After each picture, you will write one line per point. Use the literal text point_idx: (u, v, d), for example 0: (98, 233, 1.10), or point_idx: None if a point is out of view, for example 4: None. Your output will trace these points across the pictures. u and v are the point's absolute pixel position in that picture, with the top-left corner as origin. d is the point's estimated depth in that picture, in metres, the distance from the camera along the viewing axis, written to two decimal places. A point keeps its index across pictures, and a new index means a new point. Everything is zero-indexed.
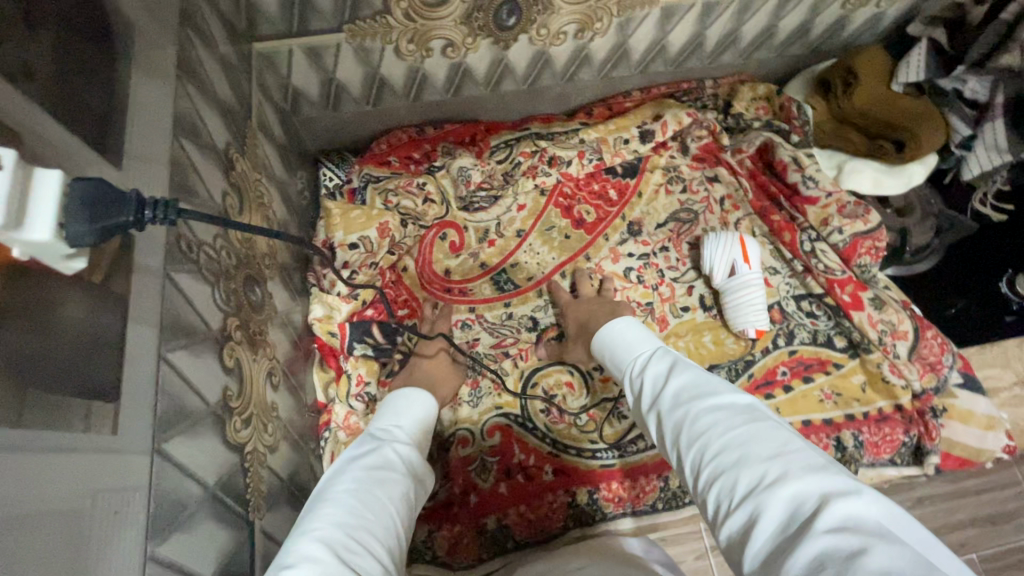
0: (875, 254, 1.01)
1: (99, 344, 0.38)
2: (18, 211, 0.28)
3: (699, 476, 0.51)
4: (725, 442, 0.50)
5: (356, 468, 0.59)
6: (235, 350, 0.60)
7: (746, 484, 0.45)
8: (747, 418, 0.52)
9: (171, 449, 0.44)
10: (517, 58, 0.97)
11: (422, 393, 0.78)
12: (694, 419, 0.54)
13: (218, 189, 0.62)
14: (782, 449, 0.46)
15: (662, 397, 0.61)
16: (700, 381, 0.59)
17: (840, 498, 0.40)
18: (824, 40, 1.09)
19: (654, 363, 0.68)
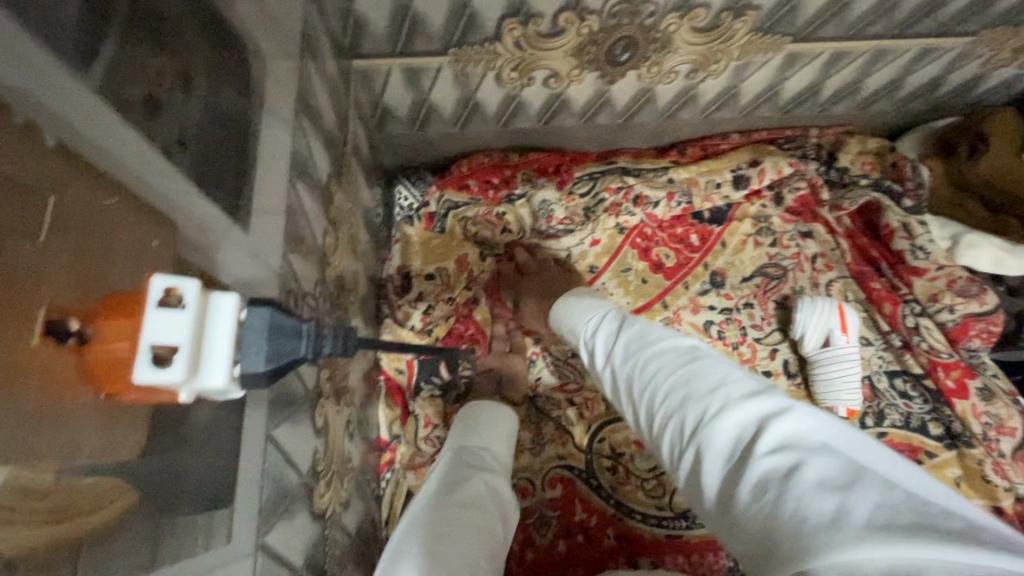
0: (987, 338, 0.92)
1: (224, 439, 0.34)
2: (193, 353, 0.22)
3: (652, 421, 0.50)
4: (668, 383, 0.49)
5: (450, 500, 0.57)
6: (324, 406, 0.56)
7: (693, 421, 0.44)
8: (688, 357, 0.50)
9: (273, 541, 0.41)
10: (619, 93, 0.91)
11: (506, 416, 0.76)
12: (643, 366, 0.53)
13: (320, 230, 0.58)
14: (722, 381, 0.46)
15: (612, 351, 0.59)
16: (643, 329, 0.57)
17: (780, 421, 0.39)
18: (950, 97, 1.00)
19: (600, 320, 0.65)
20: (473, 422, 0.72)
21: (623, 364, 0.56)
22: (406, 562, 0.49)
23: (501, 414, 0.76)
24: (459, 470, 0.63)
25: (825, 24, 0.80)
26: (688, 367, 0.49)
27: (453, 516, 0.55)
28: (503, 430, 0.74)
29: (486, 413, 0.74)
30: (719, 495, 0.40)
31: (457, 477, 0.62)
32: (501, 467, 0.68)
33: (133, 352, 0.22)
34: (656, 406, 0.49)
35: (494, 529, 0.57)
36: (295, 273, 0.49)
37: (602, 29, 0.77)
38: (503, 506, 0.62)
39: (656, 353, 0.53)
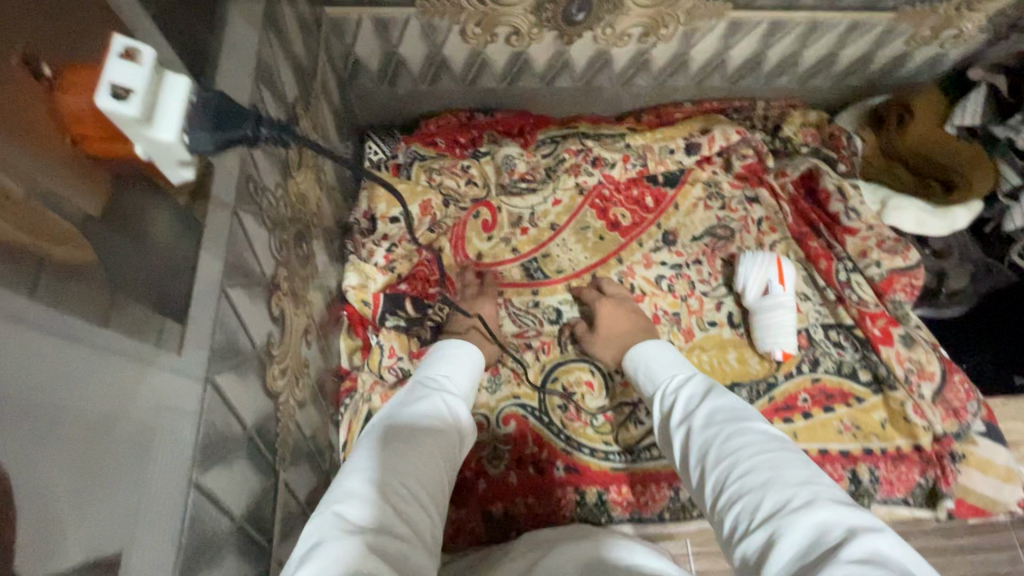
0: (909, 292, 1.01)
1: (177, 263, 0.38)
2: (149, 108, 0.31)
3: (721, 492, 0.56)
4: (752, 462, 0.55)
5: (406, 417, 0.59)
6: (281, 299, 0.60)
7: (770, 505, 0.50)
8: (778, 448, 0.56)
9: (222, 383, 0.44)
10: (578, 54, 0.97)
11: (467, 350, 0.76)
12: (726, 439, 0.59)
13: (283, 140, 0.63)
14: (811, 479, 0.51)
15: (694, 415, 0.66)
16: (737, 407, 0.64)
17: (863, 532, 0.44)
18: (881, 74, 1.10)
19: (690, 386, 0.72)
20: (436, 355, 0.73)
21: (704, 432, 0.62)
22: (357, 466, 0.52)
23: (465, 350, 0.76)
24: (418, 392, 0.65)
25: None
26: (776, 457, 0.55)
27: (406, 428, 0.57)
28: (469, 368, 0.74)
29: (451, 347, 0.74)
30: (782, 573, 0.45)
31: (417, 397, 0.63)
32: (462, 393, 0.69)
33: (93, 97, 0.29)
34: (733, 478, 0.55)
35: (449, 441, 0.59)
36: (255, 162, 0.53)
37: None
38: (462, 422, 0.64)
39: (742, 431, 0.59)
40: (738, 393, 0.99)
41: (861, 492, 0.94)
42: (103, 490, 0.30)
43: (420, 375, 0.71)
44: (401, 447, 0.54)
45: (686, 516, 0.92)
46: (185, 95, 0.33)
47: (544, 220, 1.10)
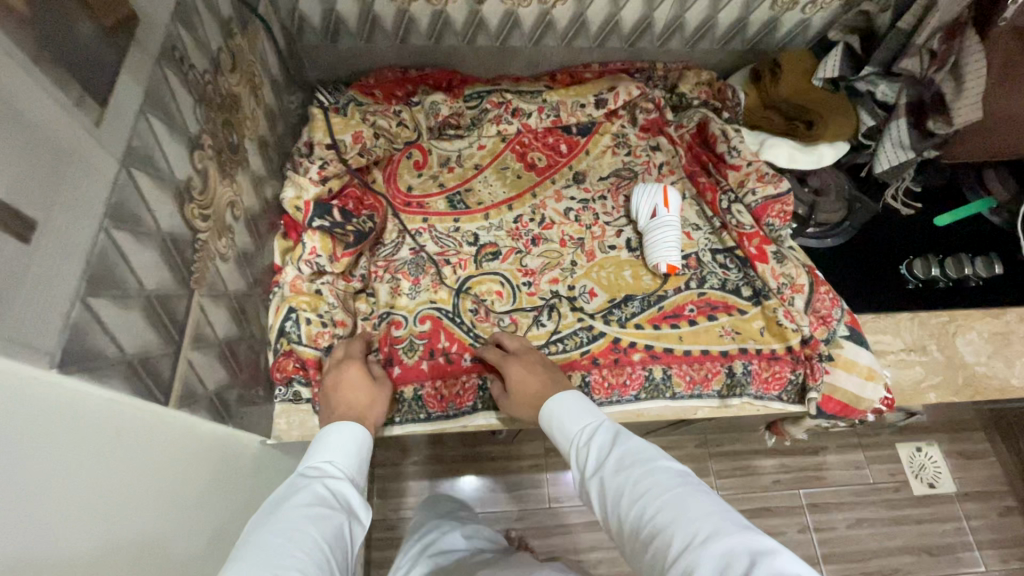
0: (784, 217, 1.15)
1: (102, 64, 0.54)
2: None
3: (639, 535, 0.62)
4: (663, 504, 0.61)
5: (284, 517, 0.64)
6: (205, 158, 0.75)
7: (680, 541, 0.57)
8: (681, 483, 0.63)
9: (138, 176, 0.59)
10: (490, 14, 1.15)
11: (359, 424, 0.84)
12: (636, 485, 0.65)
13: (216, 42, 0.79)
14: (715, 510, 0.59)
15: (605, 465, 0.71)
16: (646, 450, 0.69)
17: (763, 555, 0.53)
18: (760, 38, 1.28)
19: (598, 433, 0.76)
20: (318, 441, 0.79)
21: (615, 480, 0.67)
22: (236, 573, 0.55)
23: (356, 426, 0.84)
24: (300, 486, 0.71)
25: None
26: (683, 492, 0.62)
27: (288, 527, 0.63)
28: (351, 444, 0.80)
29: (334, 428, 0.81)
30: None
31: (296, 492, 0.69)
32: (347, 472, 0.76)
33: None
34: (647, 521, 0.61)
35: (332, 526, 0.66)
36: (183, 40, 0.69)
37: None
38: (348, 507, 0.72)
39: (649, 473, 0.65)
40: (631, 303, 1.12)
41: (734, 383, 1.06)
42: (30, 172, 0.44)
43: (302, 467, 0.76)
44: (276, 547, 0.59)
45: None
46: None
47: (469, 162, 1.25)
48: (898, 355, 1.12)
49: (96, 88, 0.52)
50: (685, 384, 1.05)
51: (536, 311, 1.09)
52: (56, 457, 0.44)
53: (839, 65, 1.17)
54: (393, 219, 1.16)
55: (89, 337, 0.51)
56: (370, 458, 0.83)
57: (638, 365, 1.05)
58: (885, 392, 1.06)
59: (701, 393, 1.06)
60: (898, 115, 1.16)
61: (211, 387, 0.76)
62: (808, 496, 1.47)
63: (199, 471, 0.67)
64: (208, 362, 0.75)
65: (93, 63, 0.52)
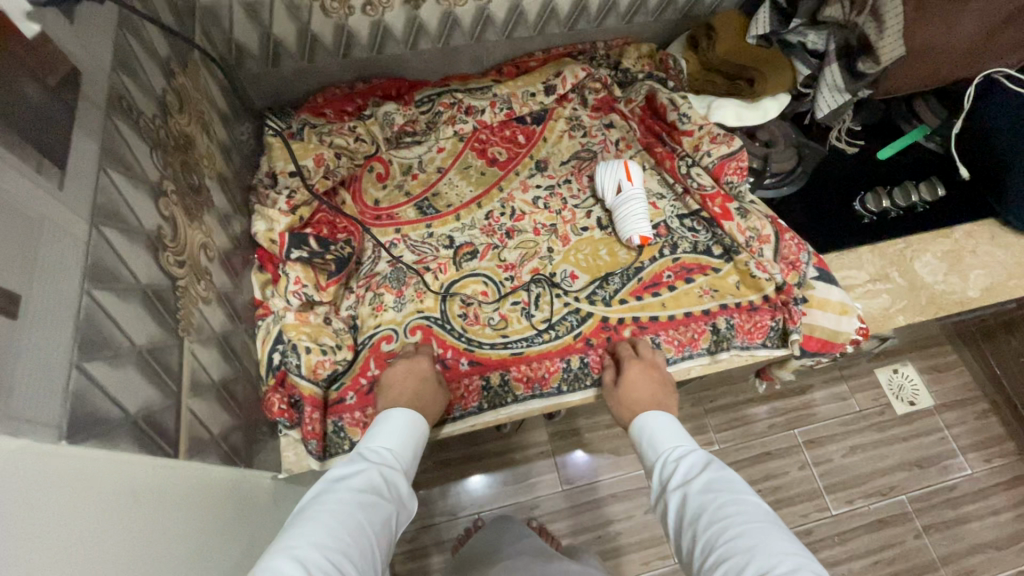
0: (740, 173, 1.19)
1: (55, 125, 0.52)
2: None
3: (710, 555, 0.63)
4: (745, 532, 0.62)
5: (337, 497, 0.67)
6: (170, 205, 0.73)
7: (754, 573, 0.57)
8: (767, 521, 0.63)
9: (110, 232, 0.58)
10: (428, 17, 1.15)
11: (410, 412, 0.87)
12: (720, 507, 0.66)
13: (159, 85, 0.77)
14: (798, 554, 0.58)
15: (692, 483, 0.72)
16: (733, 481, 0.70)
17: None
18: (691, 6, 1.31)
19: (688, 455, 0.78)
20: (377, 426, 0.82)
21: (700, 500, 0.69)
22: (292, 544, 0.59)
23: (411, 413, 0.87)
24: (358, 466, 0.74)
25: None
26: (766, 531, 0.61)
27: (341, 505, 0.66)
28: (410, 440, 0.83)
29: (395, 415, 0.85)
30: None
31: (353, 471, 0.73)
32: (403, 465, 0.79)
33: None
34: (722, 543, 0.62)
35: (382, 516, 0.69)
36: (128, 89, 0.68)
37: None
38: (399, 498, 0.74)
39: (734, 503, 0.66)
40: (612, 280, 1.15)
41: (721, 339, 1.10)
42: (1, 245, 0.43)
43: (362, 447, 0.80)
44: (327, 521, 0.63)
45: (581, 384, 1.06)
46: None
47: (430, 165, 1.25)
48: (864, 286, 1.19)
49: (51, 151, 0.51)
50: (675, 349, 1.09)
51: (522, 303, 1.11)
52: (82, 526, 0.44)
53: (770, 21, 1.20)
54: (366, 237, 1.15)
55: (92, 402, 0.51)
56: (422, 453, 0.86)
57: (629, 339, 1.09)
58: (859, 323, 1.11)
59: (691, 353, 1.10)
60: (829, 61, 1.22)
61: (216, 431, 0.75)
62: (803, 433, 1.54)
63: (221, 516, 0.67)
64: (209, 408, 0.74)
65: (45, 124, 0.51)
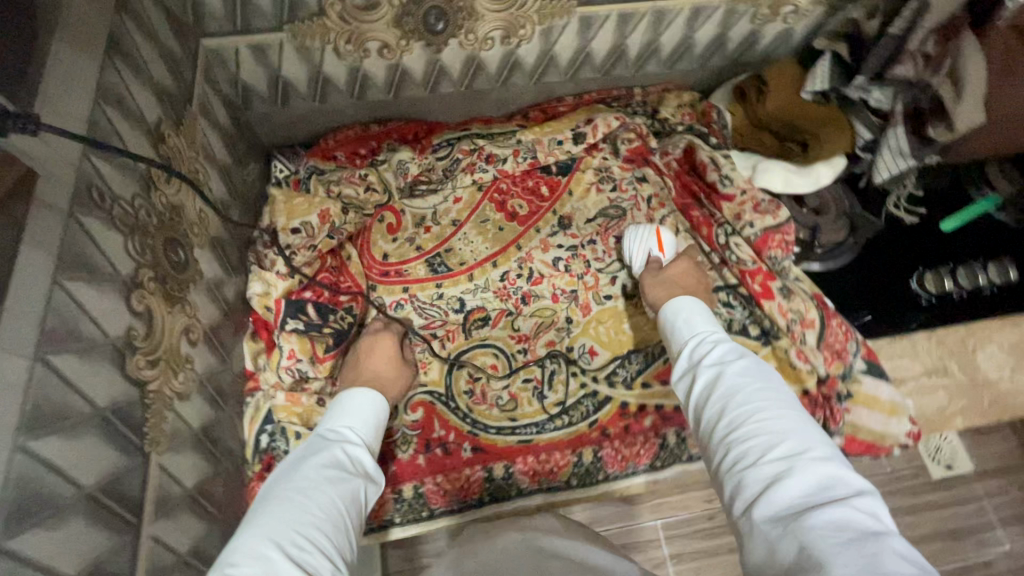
0: (785, 247, 1.08)
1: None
2: None
3: (733, 431, 0.60)
4: (783, 416, 0.59)
5: (302, 476, 0.67)
6: (146, 297, 0.66)
7: (785, 451, 0.55)
8: (799, 411, 0.61)
9: (58, 363, 0.51)
10: (450, 61, 1.05)
11: (375, 391, 0.87)
12: (756, 391, 0.62)
13: (143, 155, 0.69)
14: (830, 447, 0.56)
15: (726, 364, 0.68)
16: (768, 370, 0.67)
17: (873, 496, 0.50)
18: (741, 53, 1.18)
19: (723, 342, 0.74)
20: (334, 407, 0.81)
21: (733, 380, 0.65)
22: (258, 526, 0.58)
23: (370, 393, 0.87)
24: (318, 447, 0.74)
25: None
26: (803, 422, 0.58)
27: (307, 482, 0.66)
28: (371, 418, 0.83)
29: (353, 394, 0.84)
30: (782, 510, 0.50)
31: (316, 452, 0.72)
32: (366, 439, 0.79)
33: None
34: (754, 420, 0.59)
35: (349, 488, 0.69)
36: (100, 173, 0.60)
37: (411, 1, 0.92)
38: (366, 472, 0.74)
39: (774, 391, 0.62)
40: (634, 360, 1.04)
41: None
42: None
43: (323, 428, 0.79)
44: (297, 502, 0.62)
45: (592, 480, 0.98)
46: None
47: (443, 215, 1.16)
48: (917, 380, 1.08)
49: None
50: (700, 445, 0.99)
51: (535, 381, 1.02)
52: None
53: (828, 77, 1.08)
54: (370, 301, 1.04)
55: None
56: (384, 428, 0.86)
57: (650, 432, 1.00)
58: (910, 425, 1.02)
59: None
60: (894, 123, 1.06)
61: (185, 547, 0.68)
62: None
63: None
64: (177, 522, 0.67)
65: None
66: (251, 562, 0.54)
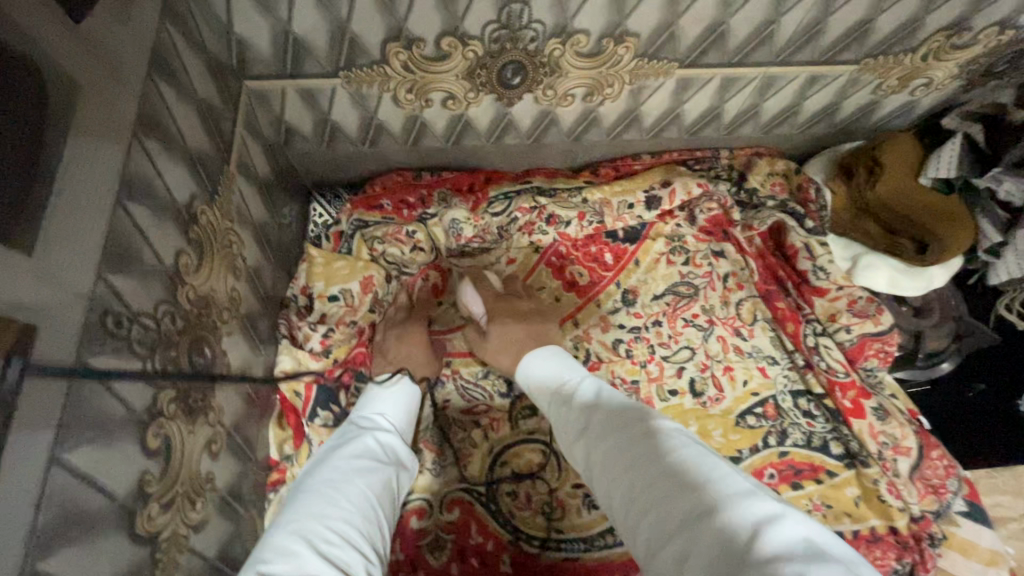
0: (883, 357, 0.96)
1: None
2: None
3: (636, 517, 0.54)
4: (663, 475, 0.54)
5: (332, 469, 0.67)
6: (164, 426, 0.55)
7: (679, 517, 0.49)
8: (679, 450, 0.56)
9: (52, 567, 0.41)
10: (521, 115, 0.92)
11: (411, 380, 0.85)
12: (632, 458, 0.58)
13: (170, 249, 0.59)
14: (707, 476, 0.51)
15: (601, 437, 0.64)
16: (627, 413, 0.64)
17: (766, 523, 0.44)
18: (851, 122, 1.03)
19: (594, 401, 0.70)
20: (365, 397, 0.80)
21: (611, 457, 0.61)
22: (291, 522, 0.58)
23: (408, 379, 0.85)
24: (350, 436, 0.73)
25: (706, 52, 0.81)
26: (676, 464, 0.54)
27: (337, 475, 0.65)
28: (406, 405, 0.81)
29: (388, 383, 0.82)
30: None
31: (348, 442, 0.72)
32: (397, 426, 0.77)
33: None
34: (646, 498, 0.54)
35: (379, 480, 0.68)
36: (119, 294, 0.50)
37: (488, 54, 0.78)
38: (397, 461, 0.73)
39: (641, 444, 0.58)
40: None
41: None
42: None
43: (355, 416, 0.78)
44: (328, 494, 0.62)
45: None
46: None
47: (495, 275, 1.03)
48: None
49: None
50: None
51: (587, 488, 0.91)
52: None
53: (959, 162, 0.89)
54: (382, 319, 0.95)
55: None
56: (419, 415, 0.84)
57: None
58: None
59: None
60: None
61: None
62: None
63: None
64: None
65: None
66: (282, 558, 0.53)
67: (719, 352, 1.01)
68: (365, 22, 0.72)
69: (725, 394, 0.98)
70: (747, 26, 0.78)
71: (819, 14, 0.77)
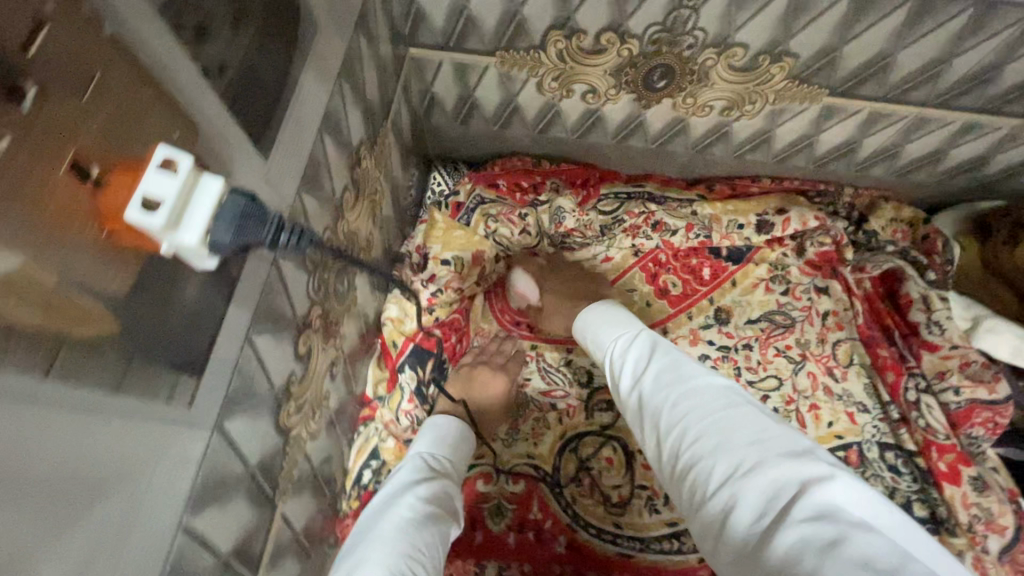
0: (992, 428, 0.91)
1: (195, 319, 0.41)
2: (177, 217, 0.33)
3: (676, 461, 0.58)
4: (708, 427, 0.56)
5: (395, 510, 0.66)
6: (310, 337, 0.62)
7: (724, 471, 0.52)
8: (724, 405, 0.58)
9: (230, 427, 0.47)
10: (654, 119, 0.94)
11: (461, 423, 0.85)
12: (674, 405, 0.60)
13: (340, 183, 0.65)
14: (762, 437, 0.53)
15: (643, 382, 0.66)
16: (680, 365, 0.65)
17: (815, 487, 0.46)
18: (995, 180, 0.99)
19: (635, 345, 0.72)
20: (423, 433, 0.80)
21: (655, 403, 0.63)
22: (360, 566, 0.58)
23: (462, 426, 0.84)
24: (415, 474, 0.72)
25: (863, 82, 0.81)
26: (720, 420, 0.56)
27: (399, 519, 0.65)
28: (461, 451, 0.80)
29: (443, 424, 0.82)
30: (744, 536, 0.48)
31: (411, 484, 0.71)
32: (454, 472, 0.76)
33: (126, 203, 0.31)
34: (687, 446, 0.57)
35: (439, 529, 0.67)
36: (306, 211, 0.56)
37: (642, 54, 0.81)
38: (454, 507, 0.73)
39: (687, 394, 0.61)
40: None
41: None
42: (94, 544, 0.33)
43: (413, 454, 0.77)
44: (392, 541, 0.61)
45: None
46: (216, 195, 0.34)
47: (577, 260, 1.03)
48: None
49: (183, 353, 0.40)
50: None
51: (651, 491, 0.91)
52: None
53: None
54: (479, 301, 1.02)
55: None
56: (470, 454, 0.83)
57: None
58: None
59: None
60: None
61: None
62: None
63: None
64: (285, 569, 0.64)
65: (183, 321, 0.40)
66: None
67: (807, 388, 0.98)
68: (536, 7, 0.76)
69: (808, 430, 0.95)
70: (916, 62, 0.77)
71: (997, 59, 0.75)
